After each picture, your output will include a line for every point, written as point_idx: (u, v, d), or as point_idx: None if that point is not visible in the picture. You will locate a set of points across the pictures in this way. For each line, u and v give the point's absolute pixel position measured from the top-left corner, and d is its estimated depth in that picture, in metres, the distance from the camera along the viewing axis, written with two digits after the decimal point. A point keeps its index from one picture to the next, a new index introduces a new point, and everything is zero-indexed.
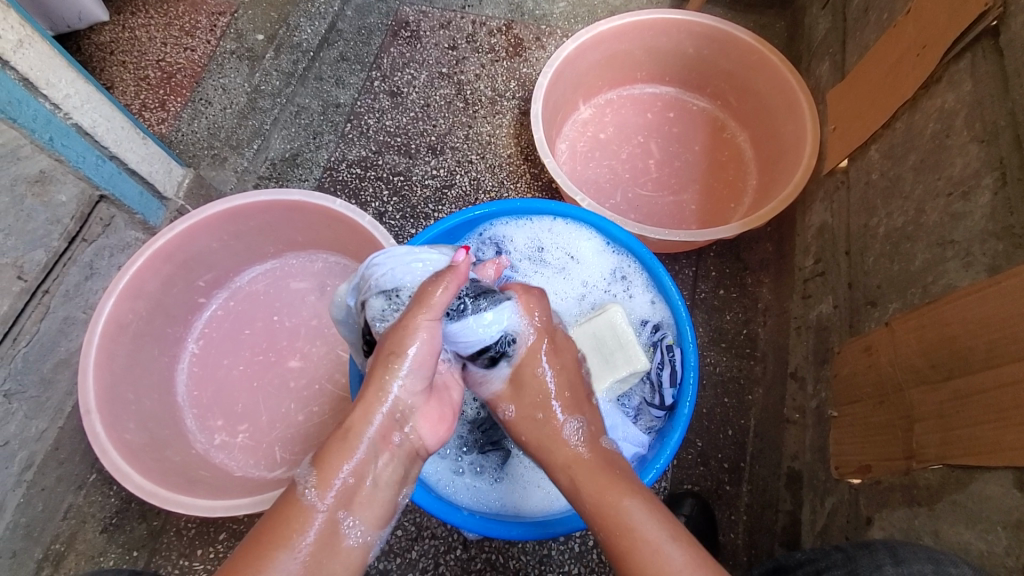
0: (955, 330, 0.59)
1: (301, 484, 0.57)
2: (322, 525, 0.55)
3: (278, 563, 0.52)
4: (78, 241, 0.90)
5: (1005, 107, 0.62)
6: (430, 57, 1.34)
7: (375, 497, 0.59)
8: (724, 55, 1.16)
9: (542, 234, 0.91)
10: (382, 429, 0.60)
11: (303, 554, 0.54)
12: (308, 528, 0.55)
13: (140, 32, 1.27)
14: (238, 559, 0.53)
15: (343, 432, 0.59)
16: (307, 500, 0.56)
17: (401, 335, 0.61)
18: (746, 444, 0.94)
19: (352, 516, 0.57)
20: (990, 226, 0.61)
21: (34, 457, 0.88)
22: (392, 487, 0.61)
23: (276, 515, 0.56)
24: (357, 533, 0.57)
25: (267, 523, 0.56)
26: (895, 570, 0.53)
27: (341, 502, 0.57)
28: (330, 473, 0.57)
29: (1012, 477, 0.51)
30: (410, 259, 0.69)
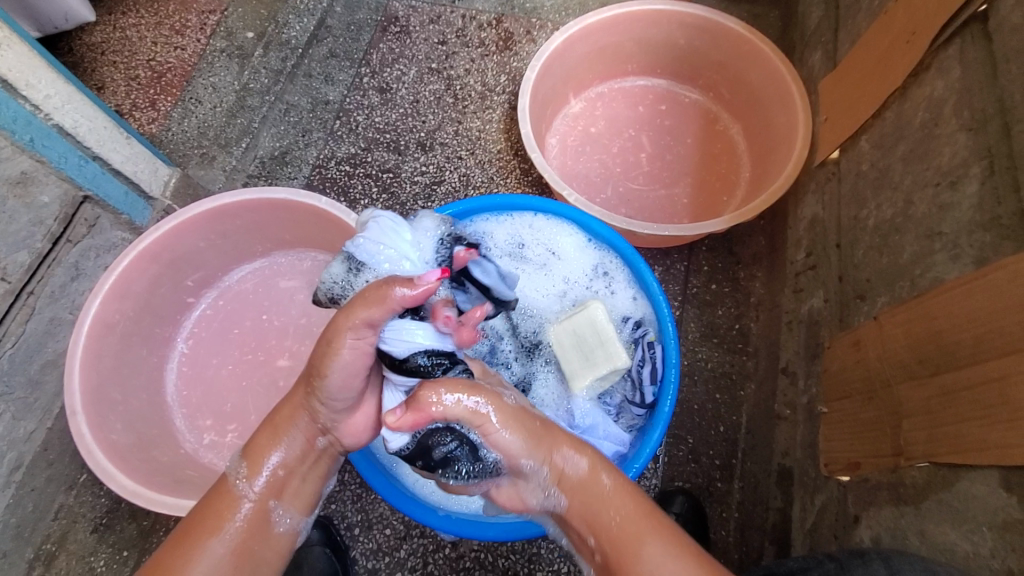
0: (942, 324, 0.57)
1: (233, 473, 0.62)
2: (248, 514, 0.60)
3: (204, 549, 0.57)
4: (63, 242, 0.90)
5: (994, 93, 0.60)
6: (420, 53, 1.33)
7: (303, 488, 0.64)
8: (716, 46, 1.14)
9: (522, 229, 0.90)
10: (305, 431, 0.63)
11: (229, 540, 0.59)
12: (234, 516, 0.60)
13: (130, 32, 1.27)
14: (170, 545, 0.58)
15: (271, 429, 0.63)
16: (237, 490, 0.61)
17: (324, 354, 0.56)
18: (737, 441, 0.93)
19: (280, 505, 0.62)
20: (977, 217, 0.59)
21: (23, 457, 0.89)
22: (319, 479, 0.65)
23: (207, 502, 0.61)
24: (285, 521, 0.63)
25: (200, 509, 0.61)
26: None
27: (268, 493, 0.61)
28: (258, 465, 0.61)
29: (998, 475, 0.50)
30: (397, 245, 0.59)
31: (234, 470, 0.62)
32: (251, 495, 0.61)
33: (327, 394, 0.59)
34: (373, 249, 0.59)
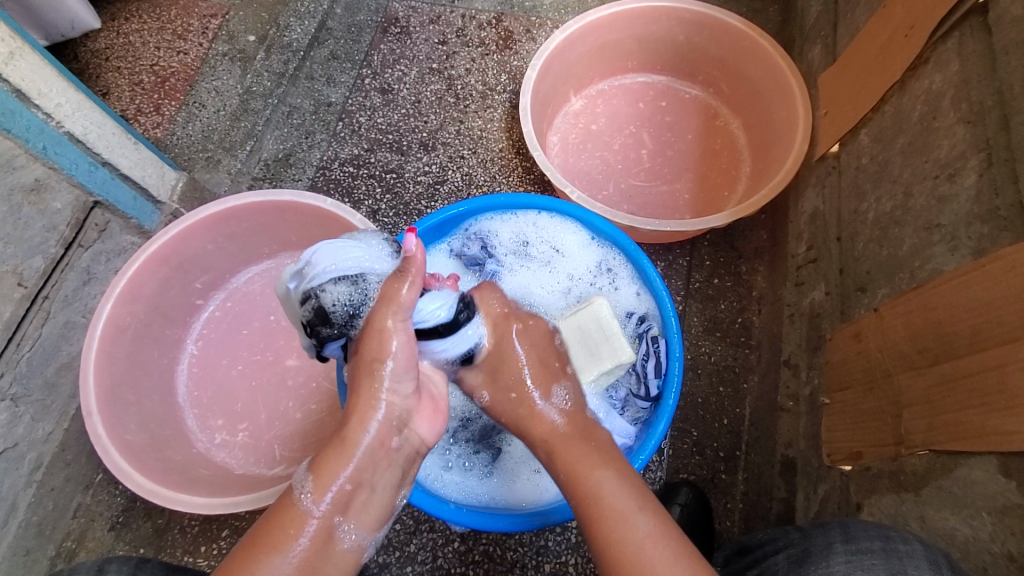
0: (940, 315, 0.58)
1: (296, 486, 0.58)
2: (315, 530, 0.56)
3: (269, 566, 0.53)
4: (75, 247, 0.92)
5: (992, 86, 0.61)
6: (421, 53, 1.34)
7: (371, 502, 0.60)
8: (715, 42, 1.15)
9: (526, 228, 0.92)
10: (378, 434, 0.60)
11: (297, 555, 0.55)
12: (302, 532, 0.56)
13: (134, 38, 1.28)
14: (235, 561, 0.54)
15: (337, 440, 0.60)
16: (302, 504, 0.57)
17: (378, 339, 0.60)
18: (741, 432, 0.94)
19: (347, 521, 0.58)
20: (975, 208, 0.60)
21: (42, 458, 0.91)
22: (387, 494, 0.62)
23: (272, 516, 0.57)
24: (350, 537, 0.58)
25: (265, 526, 0.57)
26: (844, 546, 0.55)
27: (336, 508, 0.57)
28: (328, 477, 0.58)
29: (997, 461, 0.51)
30: (352, 250, 0.64)
31: (300, 483, 0.58)
32: (317, 510, 0.57)
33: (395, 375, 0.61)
34: (346, 264, 0.63)
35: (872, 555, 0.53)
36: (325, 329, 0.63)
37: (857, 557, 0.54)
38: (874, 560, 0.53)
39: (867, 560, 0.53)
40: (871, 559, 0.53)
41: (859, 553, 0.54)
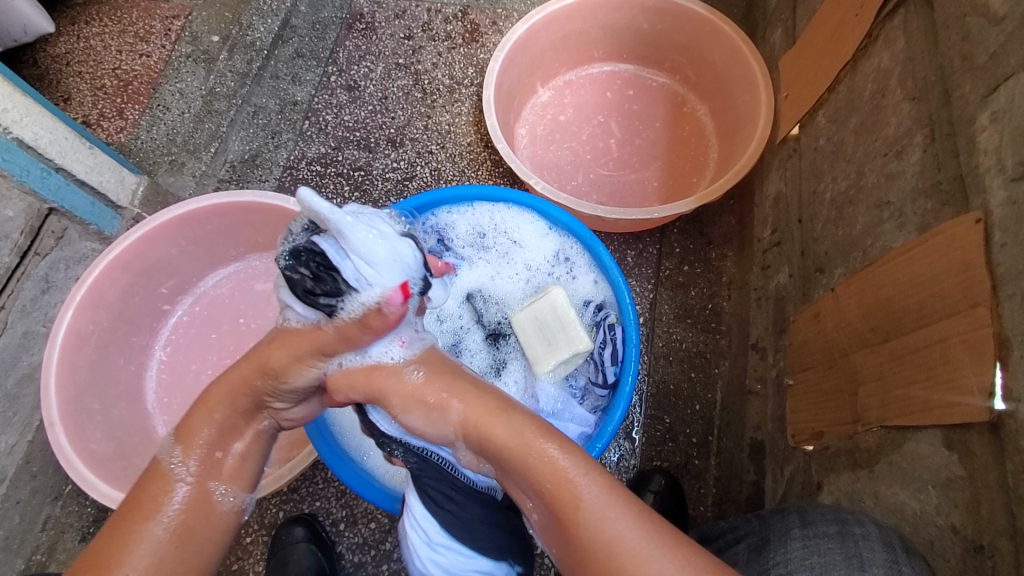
0: (890, 292, 0.59)
1: (168, 461, 0.62)
2: (188, 494, 0.61)
3: (142, 531, 0.57)
4: (31, 255, 0.90)
5: (934, 61, 0.61)
6: (386, 48, 1.33)
7: (243, 465, 0.65)
8: (678, 29, 1.14)
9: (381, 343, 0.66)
10: (241, 412, 0.63)
11: (167, 521, 0.59)
12: (173, 499, 0.60)
13: (94, 41, 1.26)
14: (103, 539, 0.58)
15: (202, 408, 0.63)
16: (172, 471, 0.61)
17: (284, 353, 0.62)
18: (713, 418, 0.95)
19: (223, 484, 0.64)
20: (920, 184, 0.60)
21: (6, 471, 0.89)
22: (257, 456, 0.67)
23: (142, 490, 0.61)
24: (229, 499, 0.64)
25: (134, 502, 0.60)
26: (800, 531, 0.56)
27: (206, 474, 0.62)
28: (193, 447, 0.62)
29: (941, 435, 0.51)
30: (376, 255, 0.59)
31: (166, 454, 0.62)
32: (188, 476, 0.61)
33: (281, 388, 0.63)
34: (361, 267, 0.58)
35: (827, 539, 0.54)
36: (319, 298, 0.59)
37: (813, 542, 0.54)
38: (828, 544, 0.53)
39: (823, 544, 0.54)
40: (825, 543, 0.54)
41: (814, 538, 0.55)
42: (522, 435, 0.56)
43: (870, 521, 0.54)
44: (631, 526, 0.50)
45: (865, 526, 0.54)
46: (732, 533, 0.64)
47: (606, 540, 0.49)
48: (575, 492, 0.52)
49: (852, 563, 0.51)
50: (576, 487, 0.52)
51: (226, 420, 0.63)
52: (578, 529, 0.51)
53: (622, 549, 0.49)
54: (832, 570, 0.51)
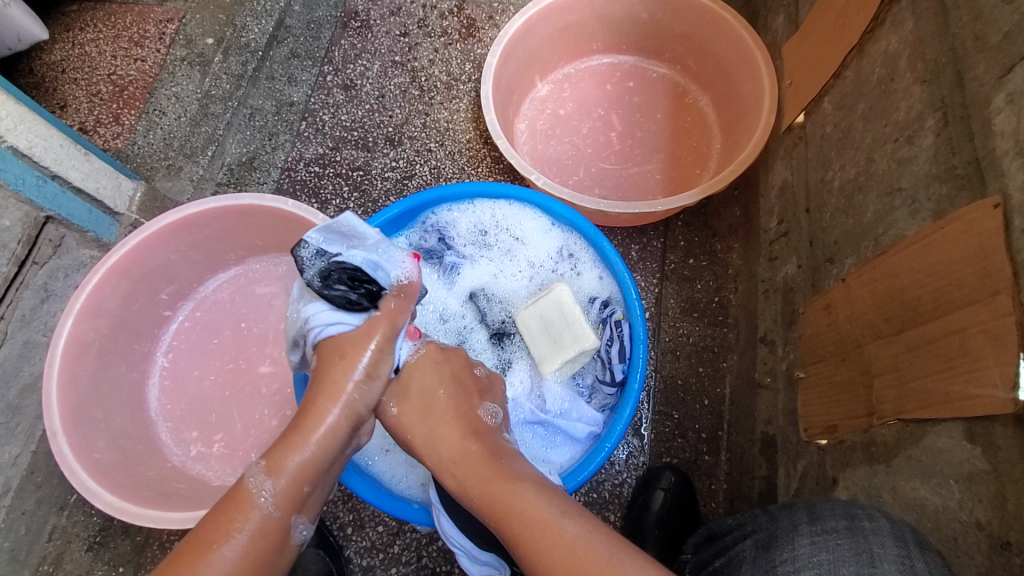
0: (905, 281, 0.57)
1: (251, 483, 0.59)
2: (269, 526, 0.59)
3: (222, 556, 0.56)
4: (29, 264, 0.89)
5: (945, 43, 0.59)
6: (382, 46, 1.31)
7: (316, 498, 0.65)
8: (678, 18, 1.12)
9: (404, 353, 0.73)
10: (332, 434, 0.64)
11: (242, 549, 0.57)
12: (253, 526, 0.58)
13: (88, 48, 1.25)
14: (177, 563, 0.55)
15: (292, 435, 0.63)
16: (257, 496, 0.59)
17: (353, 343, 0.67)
18: (722, 413, 0.93)
19: (299, 517, 0.62)
20: (933, 169, 0.59)
21: (11, 482, 0.89)
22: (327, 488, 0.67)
23: (222, 513, 0.58)
24: (299, 531, 0.62)
25: (213, 525, 0.57)
26: (807, 526, 0.54)
27: (290, 508, 0.60)
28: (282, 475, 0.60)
29: (963, 427, 0.50)
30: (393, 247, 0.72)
31: (253, 478, 0.60)
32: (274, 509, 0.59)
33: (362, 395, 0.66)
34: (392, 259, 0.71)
35: (837, 536, 0.52)
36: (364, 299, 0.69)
37: (821, 538, 0.53)
38: (838, 540, 0.52)
39: (831, 539, 0.52)
40: (835, 539, 0.52)
41: (824, 534, 0.53)
42: (481, 479, 0.61)
43: (888, 517, 0.53)
44: (593, 537, 0.54)
45: (876, 521, 0.53)
46: (738, 530, 0.62)
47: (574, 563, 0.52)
48: (536, 522, 0.56)
49: (861, 559, 0.50)
50: (529, 513, 0.56)
51: (321, 447, 0.63)
52: (537, 552, 0.54)
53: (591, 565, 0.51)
54: (839, 568, 0.50)
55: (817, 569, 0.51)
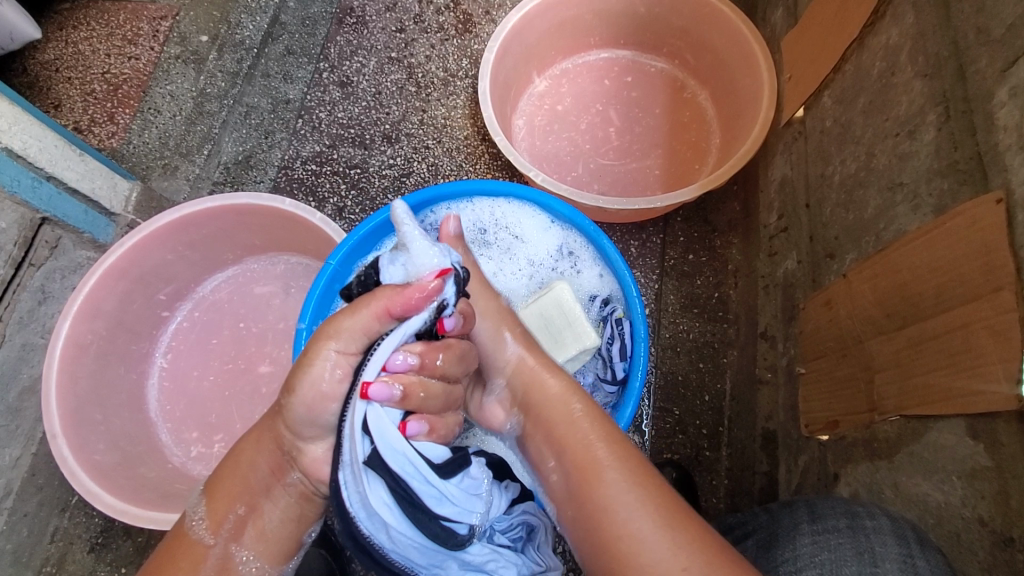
0: (906, 277, 0.57)
1: (189, 520, 0.60)
2: (217, 561, 0.59)
3: None
4: (26, 266, 0.89)
5: (947, 36, 0.59)
6: (378, 42, 1.30)
7: (275, 531, 0.63)
8: (676, 12, 1.11)
9: (387, 424, 0.58)
10: (271, 464, 0.62)
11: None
12: (201, 564, 0.58)
13: (82, 46, 1.23)
14: None
15: (228, 475, 0.62)
16: (195, 536, 0.59)
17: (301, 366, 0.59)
18: (723, 409, 0.93)
19: (245, 550, 0.61)
20: (935, 164, 0.58)
21: (12, 484, 0.89)
22: (291, 519, 0.64)
23: (170, 545, 0.60)
24: (251, 564, 0.62)
25: (160, 557, 0.59)
26: (809, 526, 0.55)
27: (231, 538, 0.60)
28: (219, 509, 0.60)
29: (965, 424, 0.50)
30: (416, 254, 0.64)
31: (194, 511, 0.61)
32: (209, 539, 0.59)
33: (291, 421, 0.59)
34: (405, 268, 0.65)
35: (838, 535, 0.53)
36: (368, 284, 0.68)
37: (822, 537, 0.53)
38: (839, 539, 0.53)
39: (833, 538, 0.53)
40: (838, 538, 0.53)
41: (824, 533, 0.54)
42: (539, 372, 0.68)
43: (890, 515, 0.53)
44: (621, 460, 0.56)
45: (876, 519, 0.53)
46: (741, 528, 0.63)
47: (595, 469, 0.56)
48: (576, 430, 0.61)
49: (863, 559, 0.51)
50: (580, 434, 0.60)
51: (260, 480, 0.61)
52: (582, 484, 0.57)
53: (612, 479, 0.55)
54: (841, 568, 0.51)
55: (819, 569, 0.52)
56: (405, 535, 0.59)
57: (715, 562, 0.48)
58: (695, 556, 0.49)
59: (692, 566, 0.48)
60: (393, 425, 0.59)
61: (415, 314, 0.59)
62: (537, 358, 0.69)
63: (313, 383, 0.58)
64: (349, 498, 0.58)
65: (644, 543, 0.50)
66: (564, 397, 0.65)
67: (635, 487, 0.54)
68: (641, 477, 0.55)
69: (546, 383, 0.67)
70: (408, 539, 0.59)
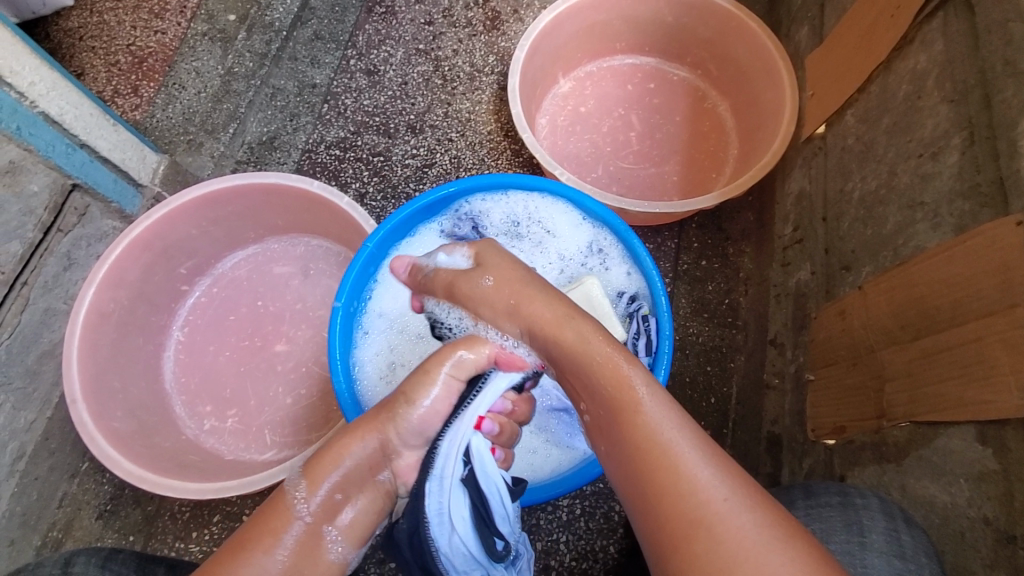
0: (923, 291, 0.60)
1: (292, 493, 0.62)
2: (302, 535, 0.60)
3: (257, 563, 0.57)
4: (54, 231, 0.89)
5: (974, 65, 0.62)
6: (406, 33, 1.31)
7: (359, 520, 0.64)
8: (703, 24, 1.14)
9: (485, 455, 0.70)
10: (375, 455, 0.65)
11: (280, 554, 0.58)
12: (288, 534, 0.60)
13: (108, 16, 1.23)
14: (220, 558, 0.57)
15: (332, 454, 0.64)
16: (298, 506, 0.61)
17: (422, 380, 0.67)
18: (728, 411, 0.96)
19: (334, 529, 0.62)
20: (957, 186, 0.61)
21: (25, 447, 0.89)
22: (375, 511, 0.66)
23: (265, 512, 0.61)
24: (336, 548, 0.62)
25: (255, 523, 0.60)
26: (803, 502, 0.60)
27: (323, 516, 0.62)
28: (321, 484, 0.63)
29: (975, 430, 0.53)
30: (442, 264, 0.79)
31: (295, 484, 0.63)
32: (306, 515, 0.61)
33: (406, 426, 0.66)
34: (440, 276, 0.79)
35: (828, 508, 0.58)
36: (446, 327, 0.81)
37: (815, 510, 0.58)
38: (829, 513, 0.57)
39: (826, 512, 0.58)
40: (827, 511, 0.58)
41: (817, 506, 0.59)
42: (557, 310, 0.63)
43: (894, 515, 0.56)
44: (659, 398, 0.53)
45: (866, 497, 0.58)
46: None
47: (631, 407, 0.53)
48: (605, 370, 0.57)
49: (852, 530, 0.56)
50: (614, 374, 0.56)
51: (359, 468, 0.64)
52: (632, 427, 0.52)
53: (649, 417, 0.52)
54: (829, 536, 0.56)
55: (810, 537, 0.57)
56: (465, 543, 0.67)
57: (758, 497, 0.46)
58: (737, 488, 0.46)
59: (734, 497, 0.46)
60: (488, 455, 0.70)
61: (514, 372, 0.71)
62: (546, 304, 0.64)
63: (429, 401, 0.66)
64: (431, 504, 0.66)
65: (687, 476, 0.48)
66: (578, 337, 0.60)
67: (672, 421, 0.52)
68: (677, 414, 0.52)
69: (560, 333, 0.61)
70: (463, 549, 0.67)
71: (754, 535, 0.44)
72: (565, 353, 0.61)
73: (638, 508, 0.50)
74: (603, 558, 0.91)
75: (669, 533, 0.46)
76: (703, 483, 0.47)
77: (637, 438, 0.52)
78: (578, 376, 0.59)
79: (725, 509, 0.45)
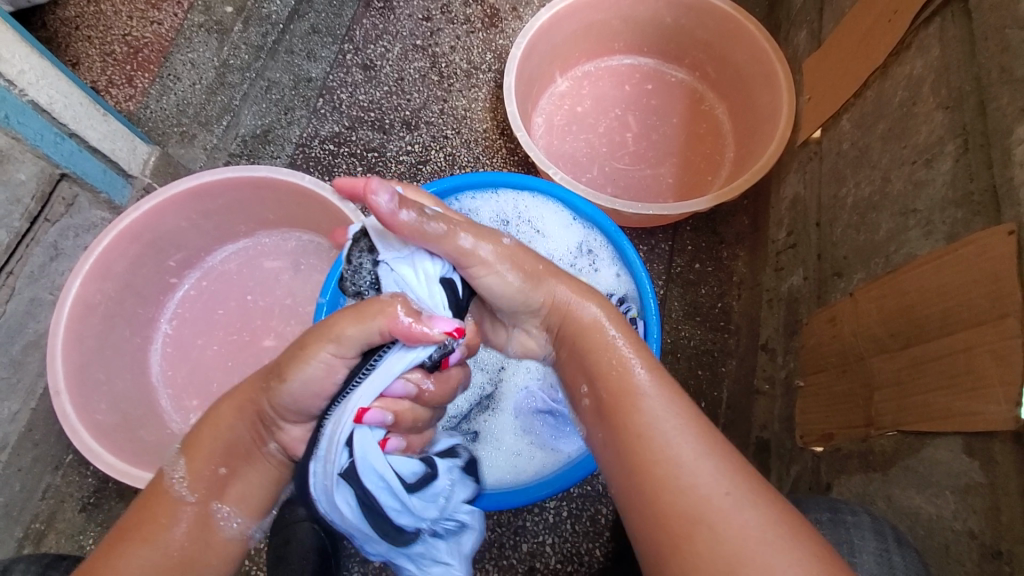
0: (913, 299, 0.59)
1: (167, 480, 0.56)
2: (193, 520, 0.55)
3: (135, 553, 0.52)
4: (41, 221, 0.88)
5: (970, 72, 0.61)
6: (404, 29, 1.31)
7: (251, 492, 0.60)
8: (702, 25, 1.13)
9: (369, 447, 0.58)
10: (253, 427, 0.58)
11: (170, 543, 0.54)
12: (176, 522, 0.55)
13: (105, 5, 1.21)
14: (100, 552, 0.53)
15: (206, 432, 0.57)
16: (174, 492, 0.55)
17: (296, 356, 0.55)
18: (717, 416, 0.95)
19: (225, 506, 0.58)
20: (950, 194, 0.61)
21: (8, 438, 0.89)
22: (266, 481, 0.61)
23: (144, 499, 0.55)
24: (232, 522, 0.58)
25: (137, 514, 0.55)
26: None
27: (210, 496, 0.56)
28: (197, 466, 0.56)
29: (961, 442, 0.53)
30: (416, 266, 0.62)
31: (171, 468, 0.56)
32: (190, 498, 0.55)
33: (280, 399, 0.56)
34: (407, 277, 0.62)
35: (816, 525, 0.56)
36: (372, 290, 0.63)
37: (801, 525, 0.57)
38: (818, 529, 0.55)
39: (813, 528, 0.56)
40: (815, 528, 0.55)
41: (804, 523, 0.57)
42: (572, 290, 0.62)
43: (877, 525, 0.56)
44: (659, 388, 0.53)
45: (856, 514, 0.56)
46: None
47: (633, 391, 0.53)
48: (614, 353, 0.57)
49: (841, 547, 0.54)
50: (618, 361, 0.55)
51: (239, 442, 0.57)
52: (631, 417, 0.51)
53: (649, 408, 0.51)
54: None
55: None
56: (350, 519, 0.60)
57: (749, 492, 0.46)
58: (738, 482, 0.46)
59: (735, 492, 0.46)
60: (373, 436, 0.59)
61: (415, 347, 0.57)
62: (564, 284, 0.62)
63: (301, 379, 0.55)
64: (312, 480, 0.58)
65: (683, 470, 0.47)
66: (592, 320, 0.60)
67: (672, 413, 0.51)
68: (679, 406, 0.52)
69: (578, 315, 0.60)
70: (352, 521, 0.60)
71: (749, 532, 0.44)
72: (579, 341, 0.60)
73: (632, 498, 0.49)
74: (588, 562, 0.90)
75: (668, 528, 0.46)
76: (698, 478, 0.47)
77: (634, 426, 0.51)
78: (587, 360, 0.58)
79: (725, 504, 0.45)
